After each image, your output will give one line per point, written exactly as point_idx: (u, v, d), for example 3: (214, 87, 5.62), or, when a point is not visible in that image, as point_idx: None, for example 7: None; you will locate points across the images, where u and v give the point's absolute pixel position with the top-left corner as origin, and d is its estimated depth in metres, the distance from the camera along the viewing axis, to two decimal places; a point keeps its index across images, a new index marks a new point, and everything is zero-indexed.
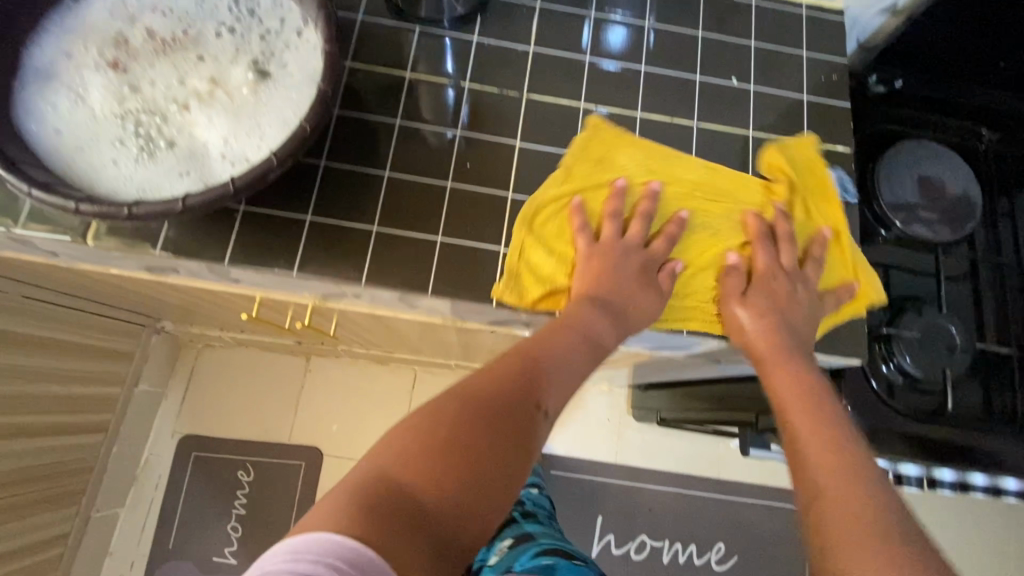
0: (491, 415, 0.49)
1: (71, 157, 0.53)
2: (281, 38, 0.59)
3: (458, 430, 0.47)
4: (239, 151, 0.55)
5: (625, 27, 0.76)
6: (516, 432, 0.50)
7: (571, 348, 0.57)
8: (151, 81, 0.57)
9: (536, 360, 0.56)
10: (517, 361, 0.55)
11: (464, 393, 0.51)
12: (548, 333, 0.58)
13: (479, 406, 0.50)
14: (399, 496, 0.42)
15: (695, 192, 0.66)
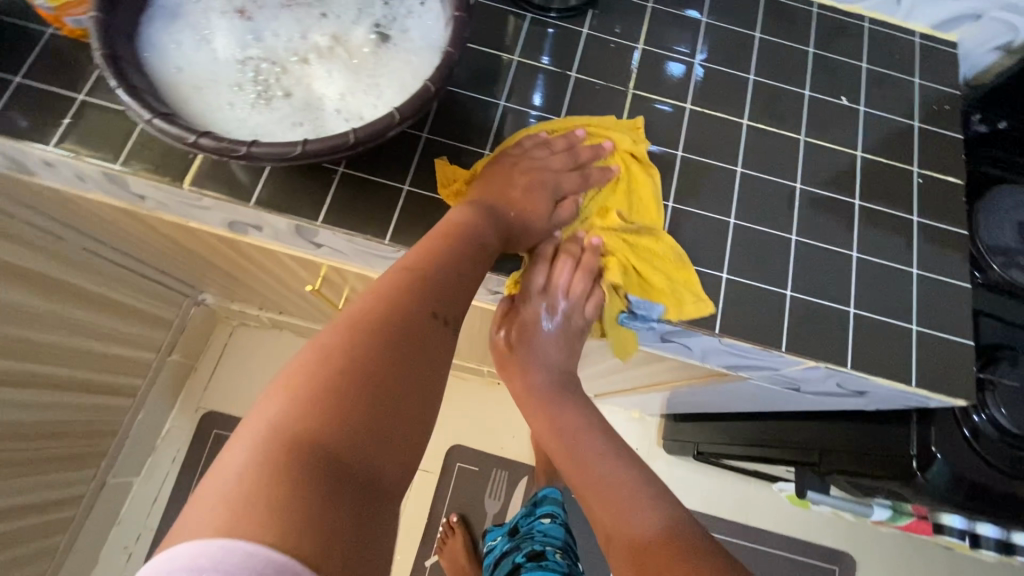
0: (385, 336, 0.47)
1: (188, 94, 0.52)
2: (404, 4, 0.58)
3: (348, 357, 0.44)
4: (355, 108, 0.54)
5: (735, 35, 0.74)
6: (417, 342, 0.48)
7: (472, 260, 0.55)
8: (274, 32, 0.56)
9: (436, 268, 0.53)
10: (410, 276, 0.51)
11: (354, 320, 0.47)
12: (444, 248, 0.54)
13: (368, 326, 0.47)
14: (300, 447, 0.39)
15: (626, 179, 0.65)
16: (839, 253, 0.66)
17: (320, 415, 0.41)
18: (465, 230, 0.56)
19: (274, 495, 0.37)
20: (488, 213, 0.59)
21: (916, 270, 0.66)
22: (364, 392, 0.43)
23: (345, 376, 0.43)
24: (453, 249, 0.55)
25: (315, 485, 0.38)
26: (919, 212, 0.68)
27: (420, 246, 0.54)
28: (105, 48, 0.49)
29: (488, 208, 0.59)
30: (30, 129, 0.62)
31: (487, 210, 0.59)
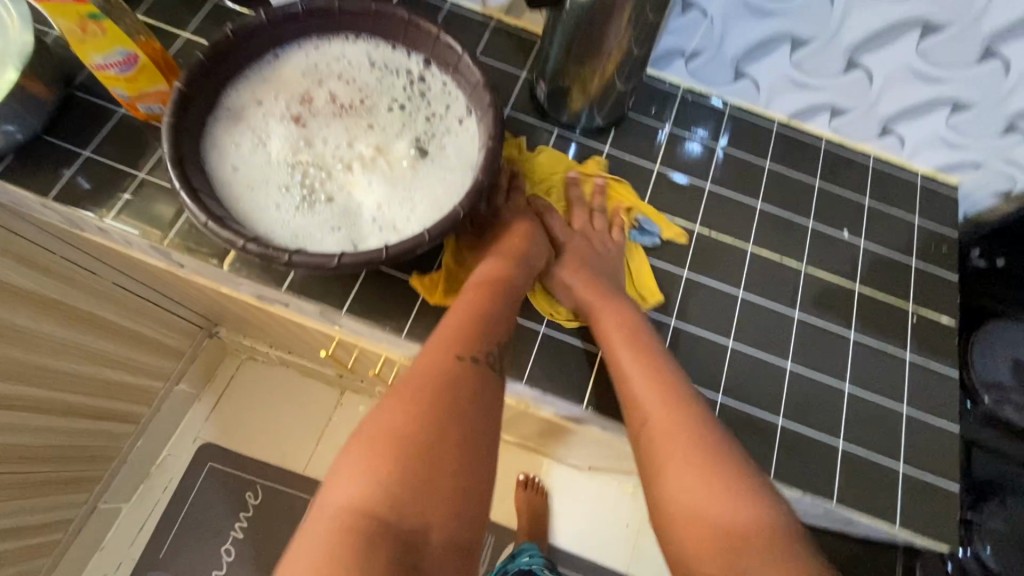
0: (436, 395, 0.50)
1: (241, 193, 0.58)
2: (443, 123, 0.64)
3: (397, 416, 0.48)
4: (389, 218, 0.59)
5: (746, 162, 0.79)
6: (466, 392, 0.51)
7: (505, 304, 0.59)
8: (324, 138, 0.62)
9: (479, 323, 0.56)
10: (453, 333, 0.54)
11: (408, 379, 0.51)
12: (482, 302, 0.58)
13: (416, 390, 0.49)
14: (369, 524, 0.44)
15: (534, 170, 0.74)
16: (832, 384, 0.68)
17: (372, 479, 0.45)
18: (502, 283, 0.60)
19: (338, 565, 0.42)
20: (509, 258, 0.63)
21: (906, 408, 0.68)
22: (419, 451, 0.47)
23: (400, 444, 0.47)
24: (492, 302, 0.58)
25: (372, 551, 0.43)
26: (912, 350, 0.71)
27: (461, 303, 0.58)
28: (173, 153, 0.54)
29: (514, 258, 0.63)
30: (90, 201, 0.68)
31: (509, 257, 0.63)
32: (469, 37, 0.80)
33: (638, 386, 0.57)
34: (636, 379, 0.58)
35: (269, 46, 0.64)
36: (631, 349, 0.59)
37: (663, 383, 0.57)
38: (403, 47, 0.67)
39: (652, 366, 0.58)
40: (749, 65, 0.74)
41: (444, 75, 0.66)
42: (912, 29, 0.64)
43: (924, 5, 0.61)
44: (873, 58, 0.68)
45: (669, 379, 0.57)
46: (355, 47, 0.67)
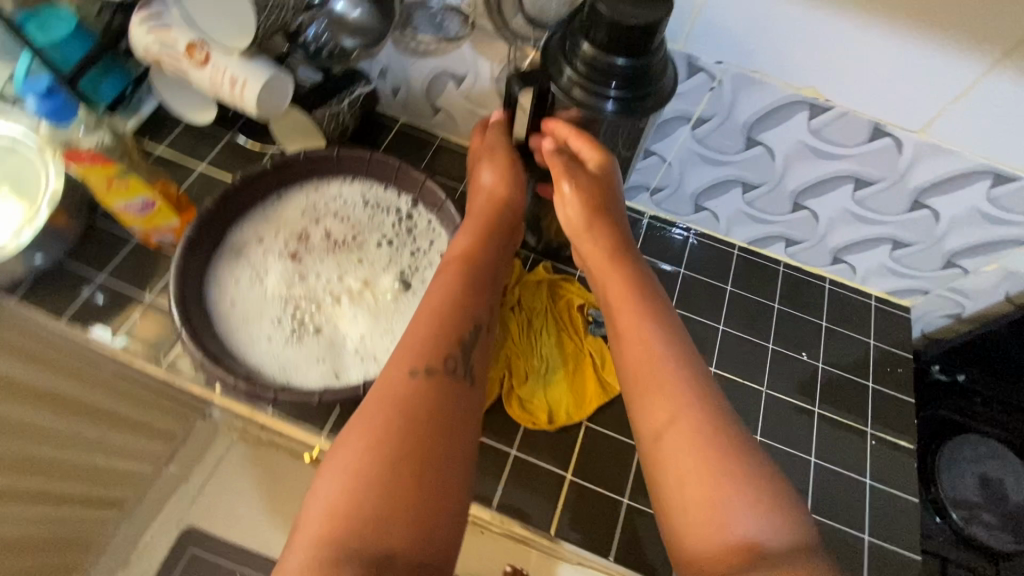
0: (415, 395, 0.47)
1: (236, 327, 0.64)
2: (427, 257, 0.71)
3: (384, 405, 0.46)
4: (371, 350, 0.64)
5: (710, 286, 0.85)
6: (442, 384, 0.48)
7: (476, 285, 0.58)
8: (317, 273, 0.69)
9: (446, 317, 0.53)
10: (422, 335, 0.51)
11: (391, 375, 0.48)
12: (460, 287, 0.56)
13: (393, 385, 0.47)
14: (359, 536, 0.40)
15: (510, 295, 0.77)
16: None
17: (354, 473, 0.42)
18: (474, 266, 0.59)
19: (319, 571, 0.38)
20: (484, 248, 0.62)
21: (868, 537, 0.70)
22: (405, 449, 0.43)
23: (381, 444, 0.43)
24: (469, 284, 0.57)
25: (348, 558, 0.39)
26: (871, 476, 0.74)
27: (438, 283, 0.57)
28: (179, 293, 0.61)
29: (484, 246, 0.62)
30: (101, 323, 0.74)
31: (482, 231, 0.63)
32: (456, 169, 0.88)
33: (661, 401, 0.51)
34: (659, 400, 0.51)
35: (273, 189, 0.72)
36: (643, 356, 0.54)
37: (681, 387, 0.51)
38: (394, 187, 0.75)
39: (663, 375, 0.52)
40: (707, 200, 0.82)
41: (430, 214, 0.73)
42: (846, 183, 0.71)
43: (853, 165, 0.68)
44: (816, 201, 0.75)
45: (688, 383, 0.52)
46: (352, 187, 0.75)
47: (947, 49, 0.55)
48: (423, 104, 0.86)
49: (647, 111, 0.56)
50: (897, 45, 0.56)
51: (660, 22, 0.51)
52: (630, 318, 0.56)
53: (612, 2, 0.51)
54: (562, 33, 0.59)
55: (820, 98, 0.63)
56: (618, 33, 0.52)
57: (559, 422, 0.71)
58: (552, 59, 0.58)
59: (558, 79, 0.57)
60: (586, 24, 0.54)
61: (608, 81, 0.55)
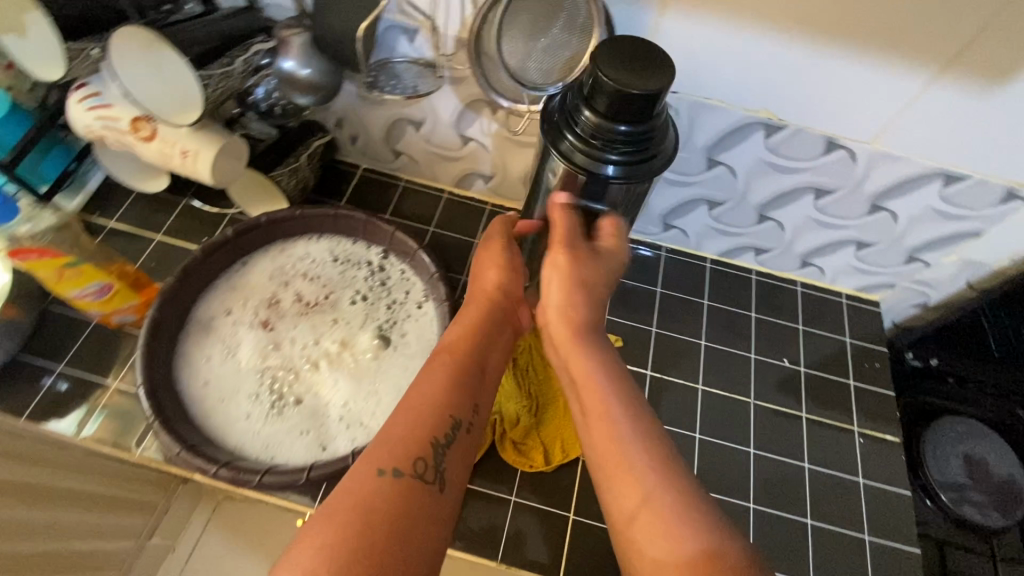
0: (383, 501, 0.43)
1: (212, 408, 0.61)
2: (404, 309, 0.70)
3: (351, 511, 0.41)
4: (357, 415, 0.62)
5: (687, 302, 0.86)
6: (413, 488, 0.44)
7: (460, 372, 0.53)
8: (291, 339, 0.66)
9: (432, 412, 0.49)
10: (403, 427, 0.48)
11: (361, 476, 0.44)
12: (442, 372, 0.52)
13: (363, 485, 0.43)
14: None
15: None
16: (795, 521, 0.71)
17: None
18: (451, 353, 0.55)
19: None
20: (468, 326, 0.58)
21: (868, 537, 0.71)
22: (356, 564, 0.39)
23: (327, 558, 0.38)
24: (457, 371, 0.53)
25: None
26: (864, 475, 0.75)
27: (427, 371, 0.52)
28: (147, 382, 0.58)
29: (477, 324, 0.59)
30: (61, 416, 0.69)
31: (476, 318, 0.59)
32: (423, 211, 0.87)
33: (628, 484, 0.45)
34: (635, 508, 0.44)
35: (238, 256, 0.70)
36: (606, 435, 0.48)
37: (645, 465, 0.46)
38: (362, 240, 0.73)
39: (627, 454, 0.46)
40: (676, 219, 0.83)
41: (403, 264, 0.72)
42: (807, 193, 0.72)
43: (812, 176, 0.70)
44: (779, 212, 0.77)
45: (645, 458, 0.46)
46: (319, 245, 0.73)
47: (887, 64, 0.57)
48: (383, 149, 0.85)
49: (649, 174, 0.55)
50: (840, 63, 0.58)
51: (663, 89, 0.48)
52: (595, 392, 0.51)
53: (613, 71, 0.49)
54: (562, 97, 0.57)
55: (774, 119, 0.64)
56: (620, 102, 0.49)
57: (556, 461, 0.70)
58: (552, 124, 0.57)
59: (559, 145, 0.55)
60: (587, 90, 0.52)
61: (609, 147, 0.53)
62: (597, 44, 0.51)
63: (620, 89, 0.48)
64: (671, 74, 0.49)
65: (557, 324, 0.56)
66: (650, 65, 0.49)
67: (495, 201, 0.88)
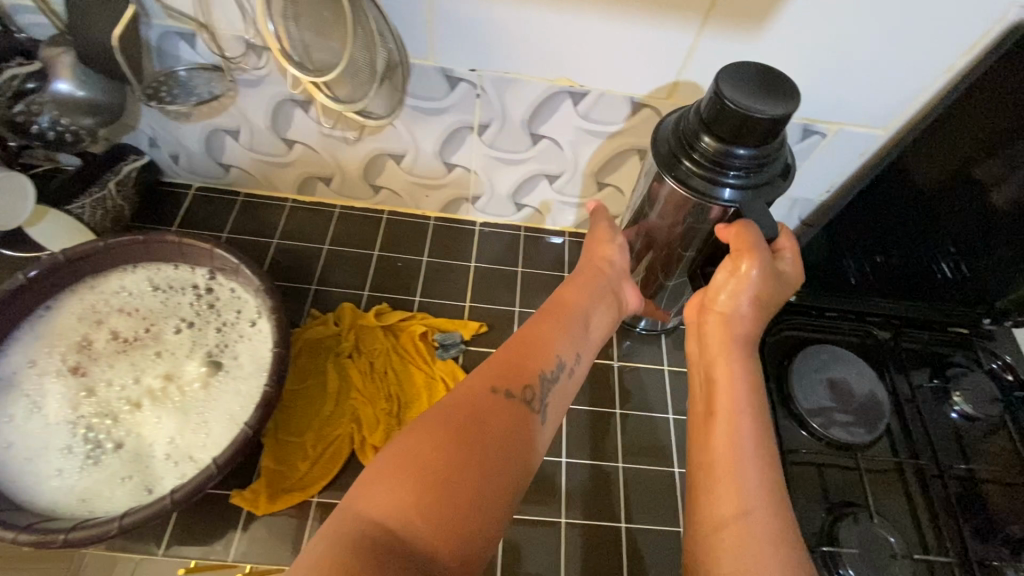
0: (500, 422, 0.45)
1: (17, 471, 0.56)
2: (235, 329, 0.66)
3: (456, 415, 0.44)
4: (184, 450, 0.58)
5: (549, 277, 0.86)
6: (518, 412, 0.47)
7: (570, 328, 0.56)
8: (107, 381, 0.61)
9: (544, 352, 0.53)
10: (508, 362, 0.51)
11: (481, 398, 0.46)
12: (555, 323, 0.56)
13: (477, 405, 0.46)
14: (371, 536, 0.36)
15: (344, 344, 0.73)
16: (665, 474, 0.72)
17: (414, 472, 0.39)
18: (563, 310, 0.58)
19: (340, 560, 0.34)
20: (580, 283, 0.62)
21: None
22: (451, 481, 0.39)
23: (424, 464, 0.39)
24: (568, 322, 0.57)
25: (351, 549, 0.34)
26: None
27: (537, 323, 0.55)
28: None
29: (589, 281, 0.63)
30: None
31: (589, 279, 0.63)
32: (267, 224, 0.83)
33: (730, 494, 0.45)
34: (733, 495, 0.45)
35: (39, 301, 0.64)
36: (726, 447, 0.48)
37: (764, 494, 0.45)
38: (185, 263, 0.68)
39: (746, 474, 0.46)
40: (524, 197, 0.83)
41: (231, 282, 0.68)
42: (631, 155, 0.74)
43: (630, 138, 0.71)
44: (614, 177, 0.78)
45: (762, 474, 0.46)
46: (136, 276, 0.68)
47: (658, 21, 0.58)
48: (210, 165, 0.80)
49: (763, 197, 0.57)
50: (617, 25, 0.59)
51: (786, 116, 0.50)
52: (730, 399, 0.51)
53: (736, 93, 0.51)
54: (673, 126, 0.60)
55: (576, 85, 0.65)
56: (742, 127, 0.52)
57: None
58: (666, 151, 0.59)
59: (678, 169, 0.58)
60: (706, 117, 0.54)
61: (728, 170, 0.55)
62: (719, 72, 0.52)
63: (746, 113, 0.50)
64: (793, 100, 0.51)
65: (722, 329, 0.57)
66: (771, 92, 0.51)
67: (343, 203, 0.86)
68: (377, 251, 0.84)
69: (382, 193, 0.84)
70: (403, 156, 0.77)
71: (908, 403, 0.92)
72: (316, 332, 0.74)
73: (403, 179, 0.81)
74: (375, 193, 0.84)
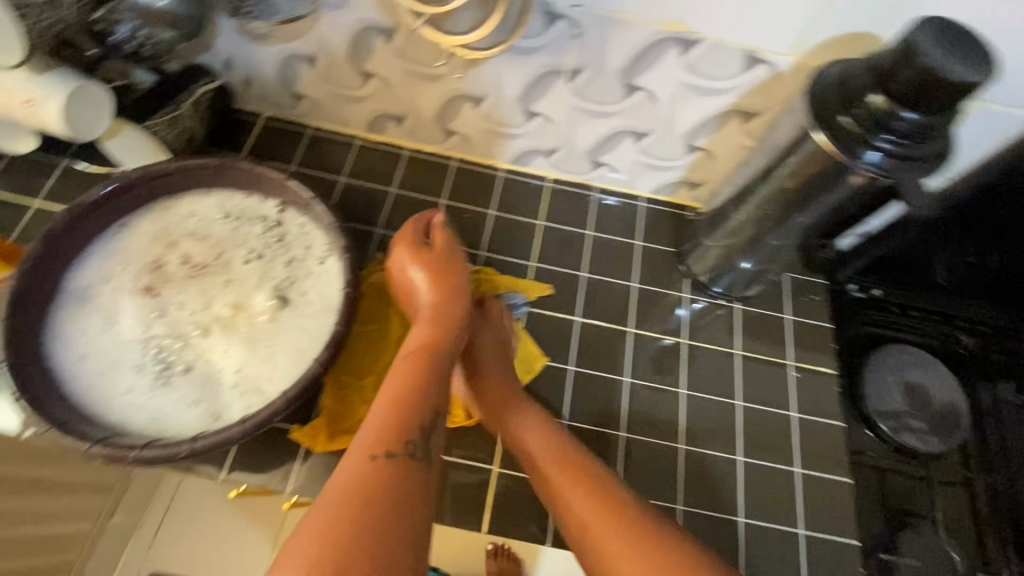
0: (380, 478, 0.43)
1: (90, 384, 0.56)
2: (304, 265, 0.64)
3: (333, 492, 0.42)
4: (252, 381, 0.58)
5: (620, 244, 0.81)
6: (412, 466, 0.44)
7: (435, 376, 0.52)
8: (178, 305, 0.61)
9: (409, 403, 0.48)
10: (382, 424, 0.46)
11: (354, 472, 0.43)
12: (421, 370, 0.52)
13: (346, 478, 0.42)
14: None
15: None
16: (726, 461, 0.69)
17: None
18: (430, 353, 0.54)
19: None
20: (436, 327, 0.59)
21: (799, 469, 0.70)
22: (346, 558, 0.38)
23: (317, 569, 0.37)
24: (432, 370, 0.52)
25: None
26: (797, 409, 0.73)
27: (393, 377, 0.51)
28: (9, 358, 0.53)
29: (425, 354, 0.54)
30: None
31: (441, 324, 0.59)
32: (335, 161, 0.81)
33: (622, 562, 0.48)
34: (627, 554, 0.49)
35: (112, 217, 0.63)
36: (596, 513, 0.52)
37: (653, 550, 0.48)
38: (256, 193, 0.67)
39: (629, 530, 0.50)
40: (603, 155, 0.78)
41: (301, 216, 0.66)
42: (732, 118, 0.67)
43: (735, 97, 0.64)
44: (707, 141, 0.71)
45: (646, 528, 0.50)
46: (207, 201, 0.66)
47: None
48: (283, 94, 0.78)
49: (913, 171, 0.51)
50: None
51: (978, 84, 0.44)
52: (548, 444, 0.58)
53: (931, 42, 0.44)
54: (832, 78, 0.53)
55: (688, 32, 0.58)
56: (923, 86, 0.45)
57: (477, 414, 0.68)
58: (820, 105, 0.52)
59: (830, 125, 0.51)
60: (882, 70, 0.47)
61: (885, 134, 0.49)
62: (916, 22, 0.46)
63: (937, 70, 0.44)
64: (991, 67, 0.44)
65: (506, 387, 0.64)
66: (969, 51, 0.44)
67: (412, 145, 0.82)
68: (443, 200, 0.81)
69: (454, 138, 0.80)
70: (483, 99, 0.72)
71: (990, 417, 0.86)
72: (381, 277, 0.72)
73: (478, 124, 0.76)
74: (446, 138, 0.80)
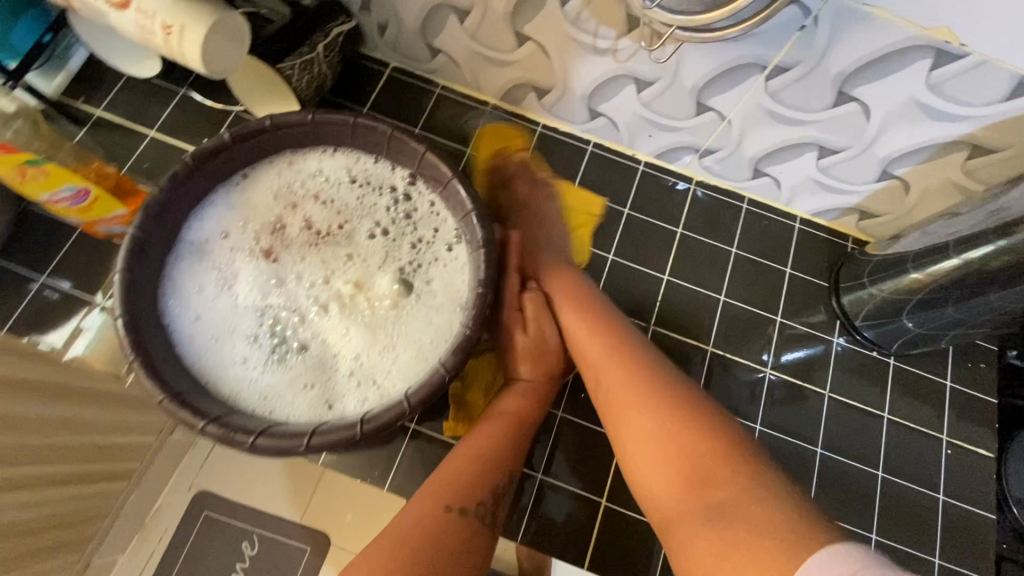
0: (440, 533, 0.48)
1: (206, 350, 0.53)
2: (431, 250, 0.58)
3: (394, 537, 0.48)
4: (368, 372, 0.53)
5: (766, 268, 0.72)
6: (474, 530, 0.50)
7: (501, 436, 0.55)
8: (297, 276, 0.56)
9: (474, 465, 0.53)
10: (446, 478, 0.52)
11: (414, 519, 0.49)
12: (498, 437, 0.55)
13: (405, 531, 0.48)
14: None
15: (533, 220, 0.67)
16: (856, 535, 0.63)
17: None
18: (510, 422, 0.56)
19: None
20: (519, 390, 0.59)
21: (938, 560, 0.63)
22: None
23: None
24: (502, 440, 0.55)
25: None
26: (945, 491, 0.65)
27: (469, 440, 0.55)
28: (127, 312, 0.49)
29: (497, 421, 0.56)
30: (48, 329, 0.63)
31: (530, 392, 0.59)
32: (463, 128, 0.73)
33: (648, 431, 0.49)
34: (647, 422, 0.49)
35: (237, 166, 0.57)
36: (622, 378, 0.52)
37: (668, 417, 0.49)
38: (386, 159, 0.59)
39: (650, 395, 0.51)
40: (770, 165, 0.67)
41: (432, 192, 0.59)
42: (959, 148, 0.55)
43: (974, 125, 0.53)
44: (910, 171, 0.60)
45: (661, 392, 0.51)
46: (334, 161, 0.60)
47: None
48: (418, 45, 0.69)
49: None
50: None
51: None
52: (600, 339, 0.56)
53: None
54: None
55: (953, 42, 0.46)
56: None
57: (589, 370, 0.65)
58: None
59: None
60: None
61: None
62: None
63: None
64: None
65: (560, 281, 0.61)
66: None
67: (548, 121, 0.73)
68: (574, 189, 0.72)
69: (599, 121, 0.70)
70: (651, 84, 0.62)
71: None
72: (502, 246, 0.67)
73: (633, 110, 0.66)
74: (589, 119, 0.71)
